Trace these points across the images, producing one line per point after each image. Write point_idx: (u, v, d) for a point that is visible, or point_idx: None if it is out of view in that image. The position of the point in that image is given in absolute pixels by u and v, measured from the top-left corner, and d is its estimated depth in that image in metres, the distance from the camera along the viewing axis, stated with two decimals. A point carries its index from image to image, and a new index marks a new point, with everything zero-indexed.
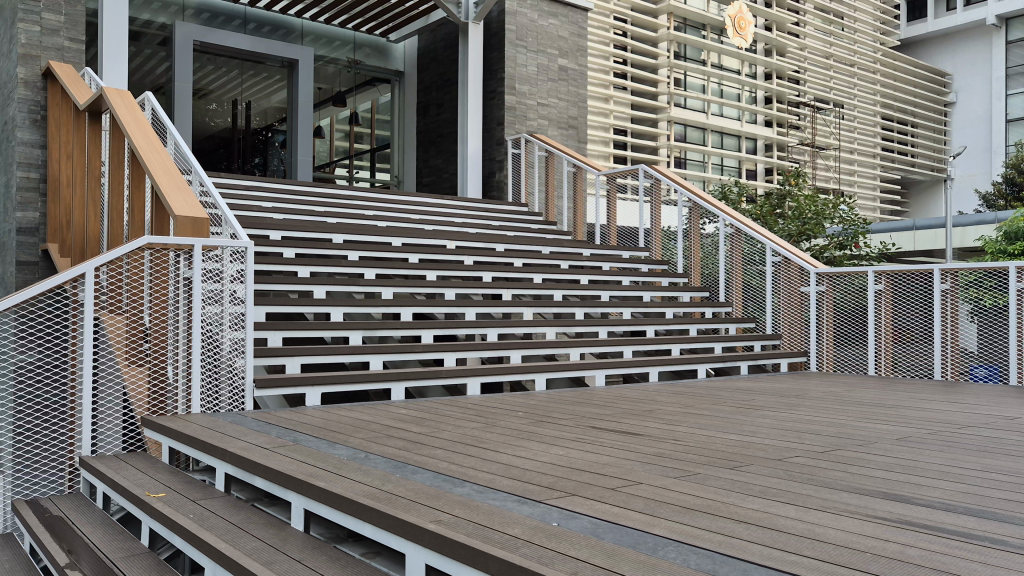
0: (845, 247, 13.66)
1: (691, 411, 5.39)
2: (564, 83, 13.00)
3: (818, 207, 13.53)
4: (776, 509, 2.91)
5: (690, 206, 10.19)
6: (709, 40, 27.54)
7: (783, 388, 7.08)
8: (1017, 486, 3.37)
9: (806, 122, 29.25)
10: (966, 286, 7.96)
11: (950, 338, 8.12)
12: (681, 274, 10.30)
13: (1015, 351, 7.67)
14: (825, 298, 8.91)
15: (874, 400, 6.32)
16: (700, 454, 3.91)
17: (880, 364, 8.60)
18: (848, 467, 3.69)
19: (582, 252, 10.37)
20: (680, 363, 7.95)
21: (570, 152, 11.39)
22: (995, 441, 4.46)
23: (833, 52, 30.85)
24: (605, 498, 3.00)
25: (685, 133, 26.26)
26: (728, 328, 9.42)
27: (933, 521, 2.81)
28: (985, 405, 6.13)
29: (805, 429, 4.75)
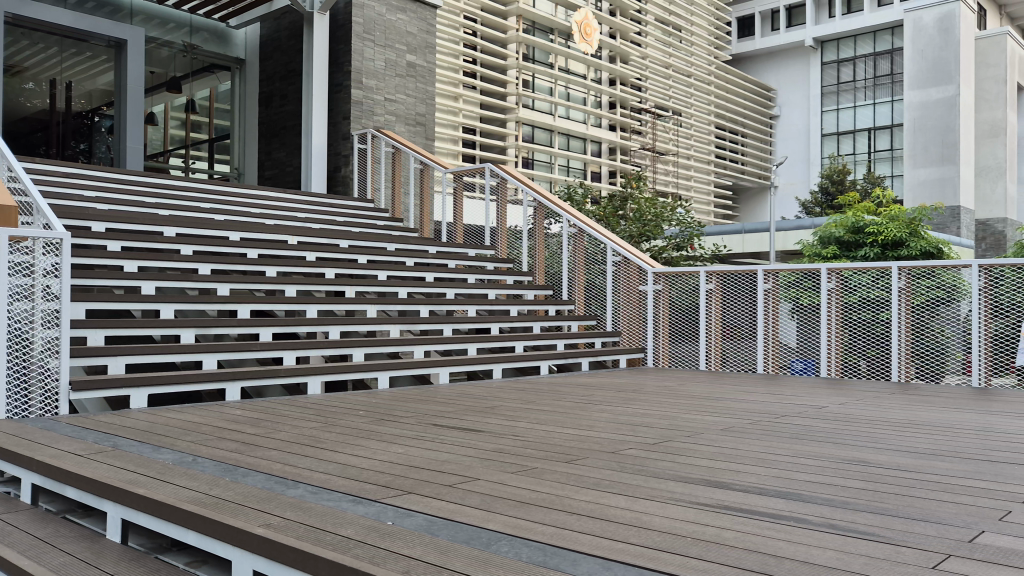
0: (681, 248, 14.32)
1: (531, 407, 5.50)
2: (412, 80, 12.92)
3: (657, 210, 14.25)
4: (607, 499, 3.01)
5: (535, 206, 10.42)
6: (556, 44, 27.88)
7: (620, 384, 7.34)
8: (823, 470, 3.66)
9: (647, 128, 30.46)
10: (786, 287, 8.62)
11: (771, 333, 8.74)
12: (526, 273, 10.48)
13: (827, 347, 8.39)
14: (662, 297, 9.35)
15: (702, 393, 6.68)
16: (536, 449, 3.99)
17: (710, 360, 9.10)
18: (675, 457, 3.87)
19: (428, 250, 10.33)
20: (523, 359, 8.11)
21: (417, 149, 11.31)
22: (807, 429, 4.83)
23: (671, 61, 32.16)
24: (443, 495, 3.00)
25: (533, 134, 26.61)
26: (570, 325, 9.63)
27: (747, 504, 3.00)
28: (798, 396, 6.62)
29: (638, 422, 4.95)
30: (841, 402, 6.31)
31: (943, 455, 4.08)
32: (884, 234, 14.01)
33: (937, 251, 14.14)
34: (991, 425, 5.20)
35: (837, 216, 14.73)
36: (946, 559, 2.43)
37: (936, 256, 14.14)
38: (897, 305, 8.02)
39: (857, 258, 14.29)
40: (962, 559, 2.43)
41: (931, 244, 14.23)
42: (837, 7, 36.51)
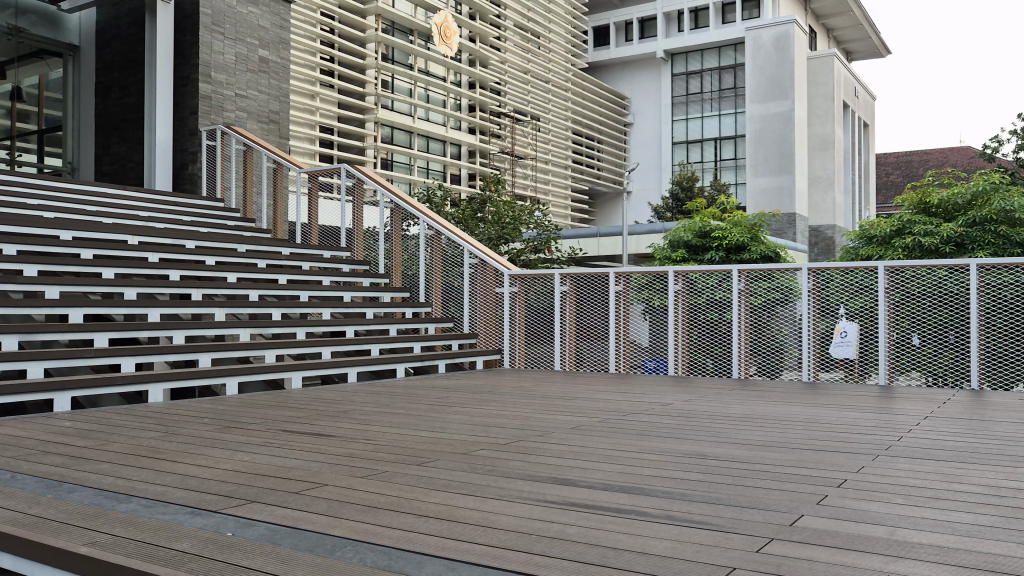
0: (538, 251, 14.56)
1: (385, 410, 5.46)
2: (265, 75, 12.51)
3: (515, 213, 14.49)
4: (455, 501, 3.03)
5: (391, 208, 10.34)
6: (417, 45, 27.52)
7: (476, 385, 7.41)
8: (665, 463, 3.84)
9: (506, 132, 30.78)
10: (638, 289, 8.99)
11: (622, 332, 9.09)
12: (382, 275, 10.36)
13: (676, 346, 8.83)
14: (517, 298, 9.56)
15: (555, 393, 6.85)
16: (388, 453, 3.96)
17: (566, 360, 9.36)
18: (525, 456, 3.95)
19: (281, 251, 10.03)
20: (379, 363, 8.01)
21: (270, 147, 11.00)
22: (652, 425, 5.04)
23: (530, 67, 32.62)
24: (287, 503, 2.92)
25: (392, 135, 26.24)
26: (427, 327, 9.69)
27: (593, 500, 3.10)
28: (645, 394, 6.91)
29: (492, 422, 5.01)
30: (685, 398, 6.62)
31: (771, 446, 4.36)
32: (727, 238, 14.86)
33: (775, 255, 15.08)
34: (814, 416, 5.62)
35: (685, 220, 15.41)
36: (768, 542, 2.60)
37: (773, 261, 15.07)
38: (738, 306, 8.55)
39: (704, 262, 15.01)
40: (782, 542, 2.62)
41: (770, 249, 15.17)
42: (685, 21, 37.99)
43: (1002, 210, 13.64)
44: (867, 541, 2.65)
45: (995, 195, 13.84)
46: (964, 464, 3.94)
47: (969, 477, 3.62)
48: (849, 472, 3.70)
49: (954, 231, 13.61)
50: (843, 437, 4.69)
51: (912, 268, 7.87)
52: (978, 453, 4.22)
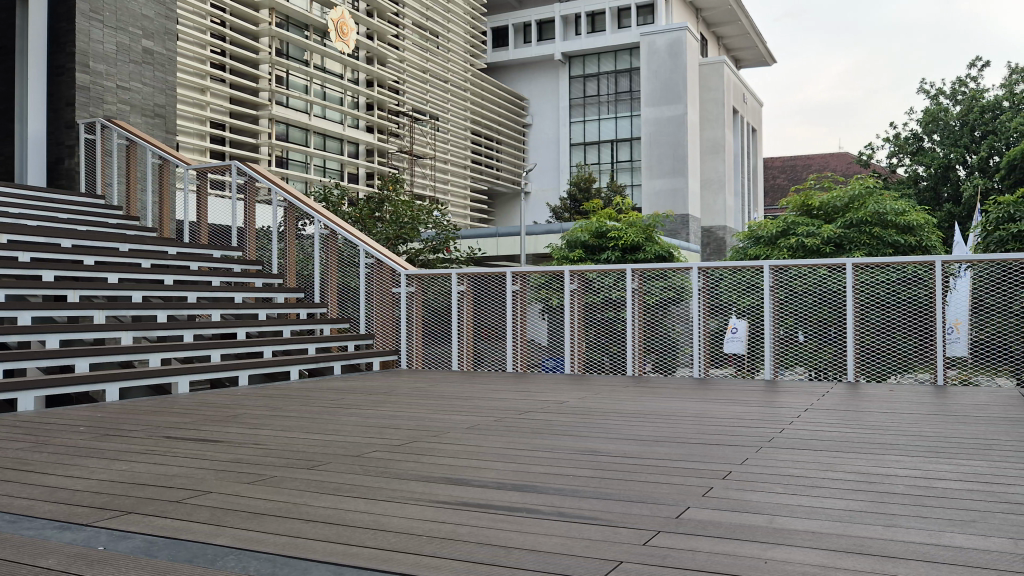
0: (437, 251, 14.50)
1: (276, 414, 5.31)
2: (148, 67, 11.99)
3: (413, 213, 14.36)
4: (344, 504, 2.97)
5: (285, 206, 10.10)
6: (313, 41, 26.87)
7: (372, 386, 7.31)
8: (557, 460, 3.87)
9: (405, 131, 30.50)
10: (536, 287, 9.16)
11: (520, 332, 9.22)
12: (275, 275, 10.08)
13: (575, 345, 9.00)
14: (415, 298, 9.58)
15: (451, 393, 6.83)
16: (277, 457, 3.85)
17: (463, 360, 9.41)
18: (419, 457, 3.91)
19: (168, 251, 9.61)
20: (272, 365, 7.81)
21: (155, 142, 10.56)
22: (548, 423, 5.09)
23: (428, 66, 32.42)
24: (167, 512, 2.80)
25: (287, 133, 25.59)
26: (322, 328, 9.49)
27: (486, 499, 3.09)
28: (542, 392, 6.98)
29: (386, 424, 4.95)
30: (580, 396, 6.71)
31: (662, 440, 4.48)
32: (623, 239, 15.18)
33: (669, 255, 15.49)
34: (702, 411, 5.80)
35: (582, 220, 15.60)
36: (654, 535, 2.66)
37: (667, 261, 15.45)
38: (632, 305, 8.82)
39: (600, 262, 15.28)
40: (668, 534, 2.69)
41: (664, 249, 15.54)
42: (582, 25, 38.32)
43: (875, 213, 14.22)
44: (748, 530, 2.74)
45: (870, 199, 14.45)
46: (840, 453, 4.14)
47: (842, 465, 3.82)
48: (732, 463, 3.83)
49: (834, 232, 14.21)
50: (729, 430, 4.86)
51: (795, 267, 8.26)
52: (851, 442, 4.45)
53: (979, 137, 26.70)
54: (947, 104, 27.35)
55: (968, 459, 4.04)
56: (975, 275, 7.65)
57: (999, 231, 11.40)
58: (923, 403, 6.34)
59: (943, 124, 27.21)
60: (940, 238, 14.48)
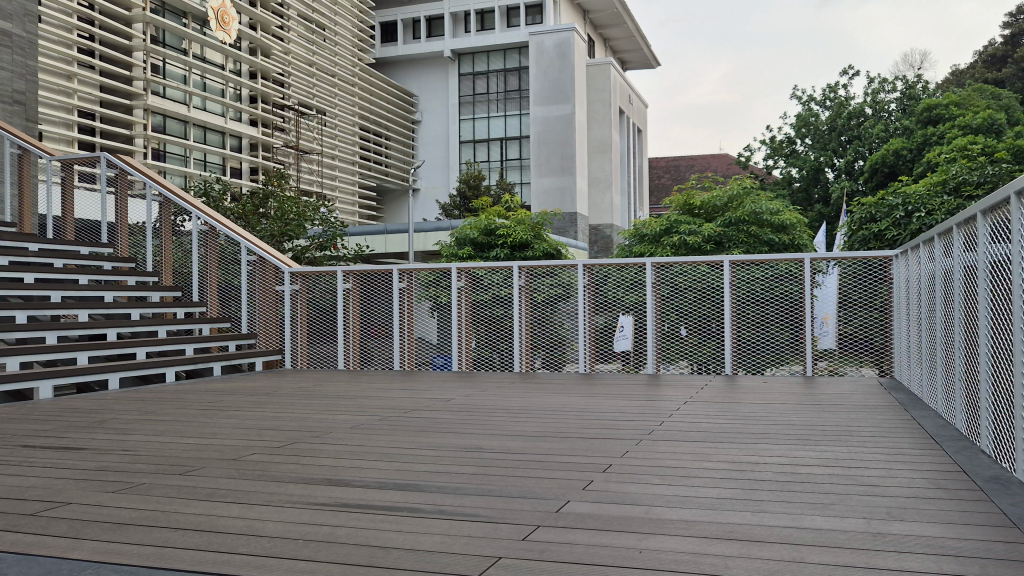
0: (324, 248, 14.25)
1: (149, 418, 5.07)
2: (8, 50, 11.23)
3: (299, 209, 13.91)
4: (218, 509, 2.86)
5: (160, 200, 9.61)
6: (191, 29, 25.71)
7: (253, 387, 7.08)
8: (442, 458, 3.86)
9: (291, 125, 29.72)
10: (425, 286, 9.18)
11: (407, 330, 9.21)
12: (151, 273, 9.55)
13: (463, 341, 9.05)
14: (298, 296, 9.44)
15: (338, 393, 6.70)
16: (146, 463, 3.67)
17: (349, 359, 9.35)
18: (299, 459, 3.82)
19: (29, 246, 8.94)
20: (145, 367, 7.43)
21: (14, 131, 9.84)
22: (434, 421, 5.05)
23: (315, 60, 31.64)
24: (19, 526, 2.62)
25: (164, 125, 24.46)
26: (201, 328, 9.13)
27: (366, 499, 3.04)
28: (429, 391, 6.95)
29: (266, 426, 4.79)
30: (466, 393, 6.72)
31: (545, 436, 4.53)
32: (512, 236, 15.25)
33: (557, 252, 15.67)
34: (586, 406, 5.92)
35: (471, 219, 15.61)
36: (535, 530, 2.68)
37: (555, 258, 15.63)
38: (518, 302, 8.95)
39: (489, 258, 15.24)
40: (548, 528, 2.71)
41: (552, 246, 15.71)
42: (472, 23, 37.93)
43: (753, 213, 14.79)
44: (625, 521, 2.80)
45: (748, 199, 15.11)
46: (716, 443, 4.30)
47: (717, 455, 3.97)
48: (613, 457, 3.92)
49: (714, 231, 14.76)
50: (610, 424, 4.98)
51: (676, 266, 8.54)
52: (725, 432, 4.63)
53: (845, 142, 28.23)
54: (817, 110, 28.77)
55: (831, 445, 4.28)
56: (842, 272, 8.12)
57: (863, 231, 12.09)
58: (794, 393, 6.69)
59: (814, 128, 28.68)
60: (810, 236, 15.28)
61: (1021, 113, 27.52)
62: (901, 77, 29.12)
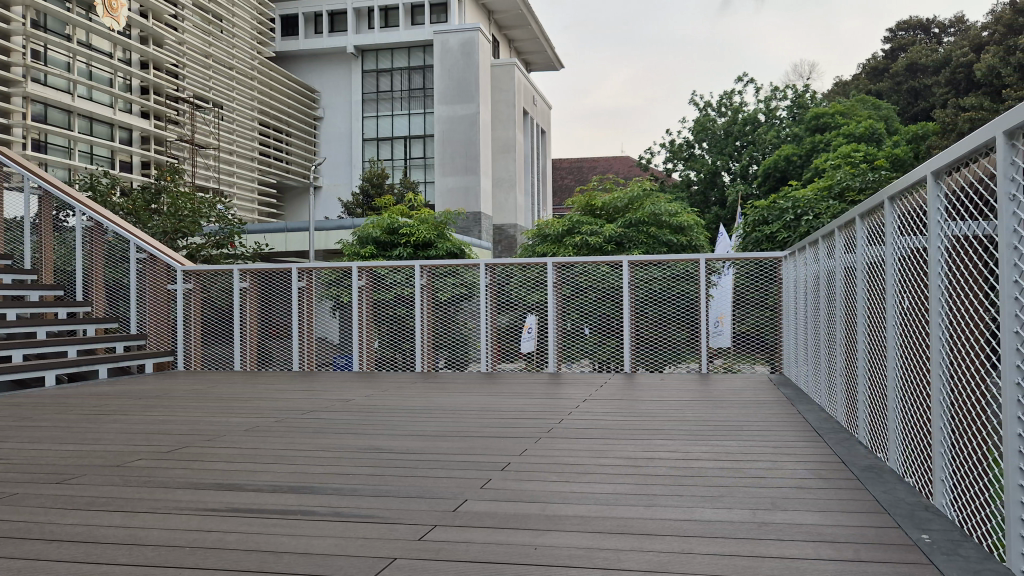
0: (221, 246, 13.82)
1: (26, 424, 4.79)
2: None
3: (194, 205, 13.38)
4: (98, 520, 2.73)
5: (40, 193, 9.05)
6: (75, 14, 24.38)
7: (142, 389, 6.80)
8: (341, 460, 3.79)
9: (185, 119, 28.66)
10: (327, 285, 9.11)
11: (307, 330, 9.10)
12: (29, 271, 8.99)
13: (364, 340, 9.00)
14: (192, 295, 9.19)
15: (233, 394, 6.52)
16: (20, 472, 3.47)
17: (246, 359, 9.17)
18: (188, 463, 3.68)
19: None
20: (23, 371, 7.06)
21: None
22: (333, 422, 4.97)
23: (211, 52, 30.55)
24: None
25: (45, 114, 23.21)
26: (86, 329, 8.72)
27: (258, 503, 2.96)
28: (330, 391, 6.84)
29: (155, 430, 4.61)
30: (367, 393, 6.63)
31: (446, 435, 4.52)
32: (415, 236, 15.12)
33: (460, 251, 15.64)
34: (489, 405, 5.94)
35: (375, 217, 15.44)
36: (430, 529, 2.68)
37: (458, 256, 15.60)
38: (421, 300, 8.95)
39: (392, 257, 15.13)
40: (444, 527, 2.71)
41: (455, 245, 15.68)
42: (375, 19, 37.06)
43: (652, 214, 15.16)
44: (520, 518, 2.83)
45: (647, 200, 15.50)
46: (612, 440, 4.40)
47: (614, 451, 4.05)
48: (511, 455, 3.94)
49: (614, 231, 15.04)
50: (511, 422, 5.02)
51: (577, 265, 8.72)
52: (622, 429, 4.73)
53: (740, 147, 29.26)
54: (713, 115, 29.79)
55: (722, 439, 4.43)
56: (737, 273, 8.39)
57: (757, 233, 12.62)
58: (690, 390, 6.92)
59: (710, 133, 29.69)
60: (706, 238, 15.77)
61: (899, 123, 29.15)
62: (791, 86, 30.35)
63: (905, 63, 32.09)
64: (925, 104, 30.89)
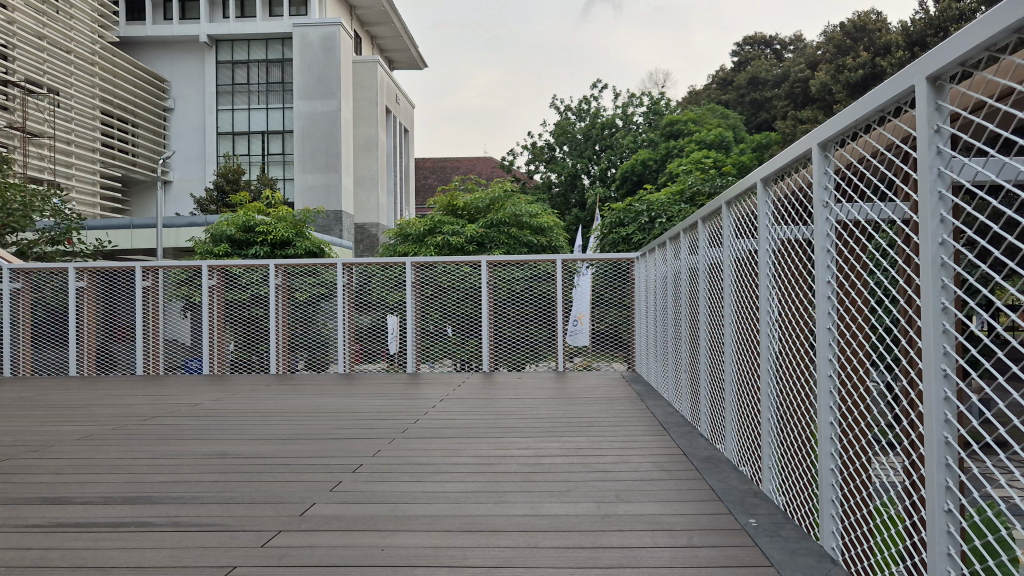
0: (57, 243, 12.95)
1: None
2: None
3: (25, 198, 12.36)
4: None
5: None
6: None
7: None
8: (183, 467, 3.64)
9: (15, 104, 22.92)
10: (178, 284, 8.82)
11: (152, 333, 8.73)
12: None
13: (215, 341, 8.75)
14: (22, 296, 8.71)
15: (64, 401, 6.08)
16: None
17: (83, 363, 8.66)
18: (10, 477, 3.42)
19: None
20: None
21: None
22: (176, 428, 4.76)
23: (46, 33, 26.20)
24: None
25: None
26: None
27: (85, 518, 2.80)
28: (175, 395, 6.52)
29: None
30: (215, 397, 6.36)
31: (298, 438, 4.43)
32: (272, 233, 14.59)
33: (320, 250, 15.26)
34: (343, 406, 5.84)
35: (229, 214, 14.94)
36: (273, 536, 2.61)
37: (318, 256, 15.14)
38: (275, 301, 8.78)
39: (247, 256, 14.67)
40: (288, 533, 2.65)
41: (314, 244, 15.22)
42: (230, 8, 34.80)
43: (513, 215, 15.35)
44: (368, 520, 2.81)
45: (507, 201, 15.71)
46: (466, 438, 4.43)
47: (467, 449, 4.09)
48: (364, 456, 3.90)
49: (476, 232, 15.17)
50: (364, 424, 4.96)
51: (440, 265, 8.76)
52: (477, 428, 4.78)
53: (599, 150, 30.11)
54: (573, 119, 30.48)
55: (573, 436, 4.56)
56: (595, 273, 8.63)
57: (613, 235, 13.12)
58: (547, 388, 7.07)
59: (571, 136, 30.27)
60: (565, 239, 16.18)
61: (745, 132, 30.81)
62: (646, 93, 31.43)
63: (748, 77, 34.13)
64: (767, 114, 32.71)
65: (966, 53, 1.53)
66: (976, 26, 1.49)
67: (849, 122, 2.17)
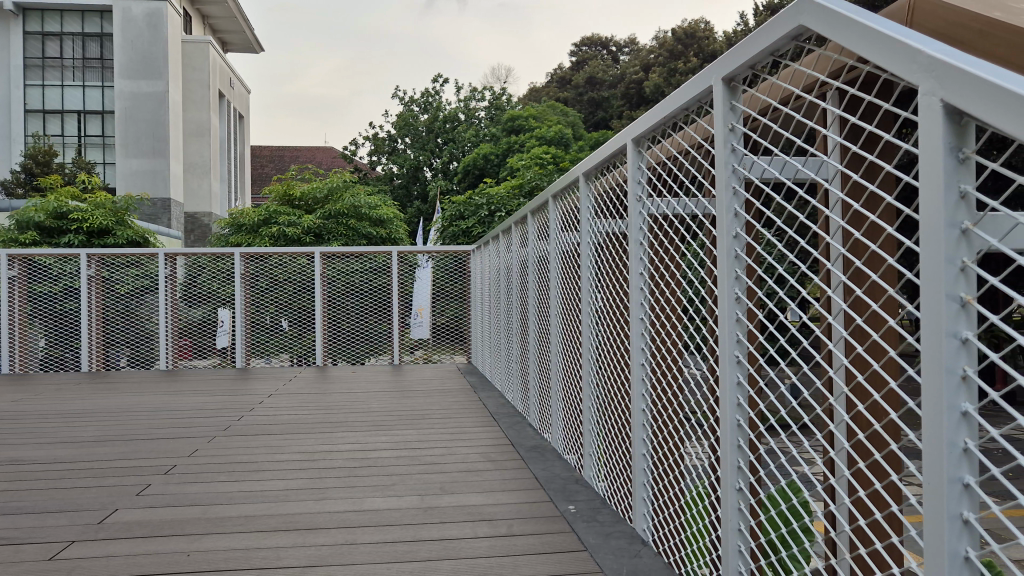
0: None
1: None
2: None
3: None
4: None
5: None
6: None
7: None
8: None
9: None
10: None
11: None
12: None
13: (17, 338, 8.04)
14: None
15: None
16: None
17: None
18: None
19: None
20: None
21: None
22: None
23: None
24: None
25: None
26: None
27: None
28: None
29: None
30: (14, 398, 5.80)
31: (104, 440, 4.12)
32: (88, 221, 13.59)
33: (143, 240, 14.33)
34: (162, 405, 5.49)
35: (37, 200, 13.65)
36: (65, 547, 2.41)
37: (141, 246, 14.31)
38: (88, 293, 8.18)
39: (60, 245, 13.53)
40: (83, 543, 2.45)
41: (137, 234, 14.28)
42: None
43: (351, 207, 15.02)
44: (177, 523, 2.65)
45: (346, 193, 15.26)
46: (290, 434, 4.29)
47: (290, 447, 3.95)
48: (178, 457, 3.68)
49: (313, 223, 14.77)
50: (182, 423, 4.68)
51: (273, 256, 8.50)
52: (303, 424, 4.65)
53: (441, 143, 30.03)
54: (416, 111, 30.42)
55: (402, 429, 4.51)
56: (434, 266, 8.59)
57: (453, 228, 13.16)
58: (381, 381, 6.97)
59: (413, 129, 30.19)
60: (405, 232, 15.99)
61: (584, 131, 31.51)
62: (489, 88, 31.37)
63: (586, 77, 35.01)
64: (605, 113, 33.59)
65: (753, 57, 1.61)
66: (762, 32, 1.57)
67: (658, 120, 2.25)
